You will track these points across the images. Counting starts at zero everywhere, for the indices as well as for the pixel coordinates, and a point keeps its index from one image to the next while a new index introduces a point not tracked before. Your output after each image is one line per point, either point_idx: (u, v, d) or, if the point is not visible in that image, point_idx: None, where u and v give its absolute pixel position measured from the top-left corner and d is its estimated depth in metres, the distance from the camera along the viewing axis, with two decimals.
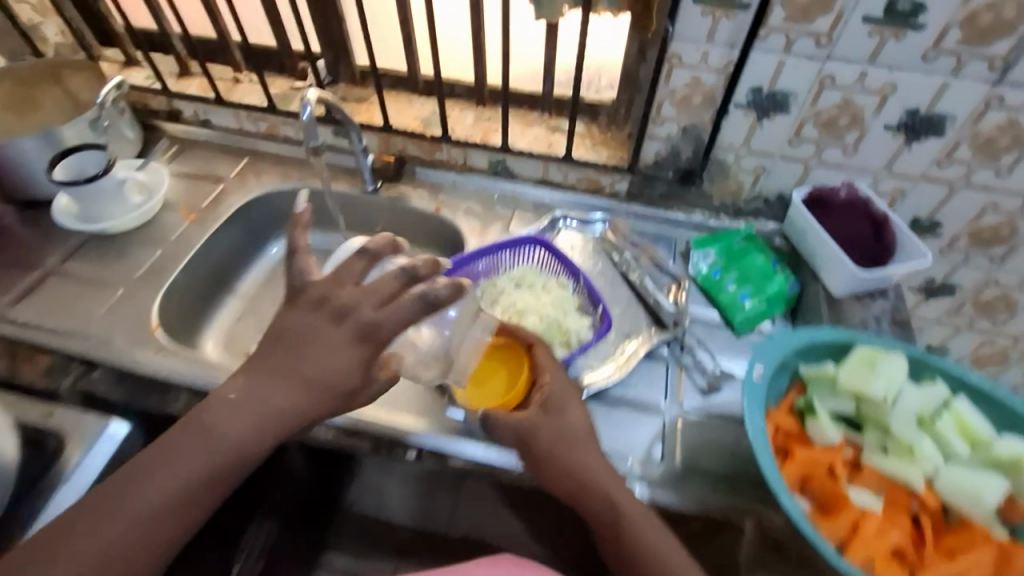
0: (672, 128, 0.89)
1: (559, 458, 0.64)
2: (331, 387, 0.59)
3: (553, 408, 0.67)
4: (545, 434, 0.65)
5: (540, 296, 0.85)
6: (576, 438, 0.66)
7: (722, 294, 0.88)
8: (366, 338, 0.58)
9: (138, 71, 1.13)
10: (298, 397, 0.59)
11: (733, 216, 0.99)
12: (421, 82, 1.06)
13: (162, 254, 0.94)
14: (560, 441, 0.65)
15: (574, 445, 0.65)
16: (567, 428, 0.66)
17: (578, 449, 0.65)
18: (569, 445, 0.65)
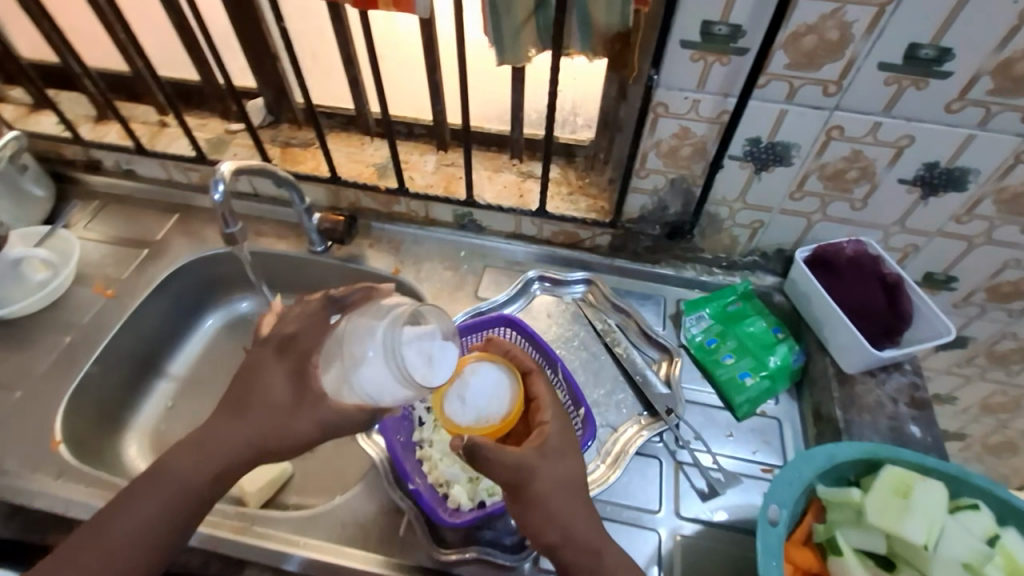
0: (659, 180, 0.78)
1: (550, 509, 0.54)
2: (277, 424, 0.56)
3: (553, 451, 0.56)
4: (541, 479, 0.54)
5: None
6: (572, 487, 0.56)
7: (719, 370, 0.77)
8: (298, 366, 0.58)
9: (48, 116, 0.98)
10: (251, 430, 0.56)
11: (727, 270, 0.88)
12: (374, 123, 0.93)
13: (71, 343, 0.81)
14: (556, 491, 0.55)
15: (570, 495, 0.55)
16: (566, 475, 0.56)
17: (575, 498, 0.55)
18: (564, 494, 0.55)
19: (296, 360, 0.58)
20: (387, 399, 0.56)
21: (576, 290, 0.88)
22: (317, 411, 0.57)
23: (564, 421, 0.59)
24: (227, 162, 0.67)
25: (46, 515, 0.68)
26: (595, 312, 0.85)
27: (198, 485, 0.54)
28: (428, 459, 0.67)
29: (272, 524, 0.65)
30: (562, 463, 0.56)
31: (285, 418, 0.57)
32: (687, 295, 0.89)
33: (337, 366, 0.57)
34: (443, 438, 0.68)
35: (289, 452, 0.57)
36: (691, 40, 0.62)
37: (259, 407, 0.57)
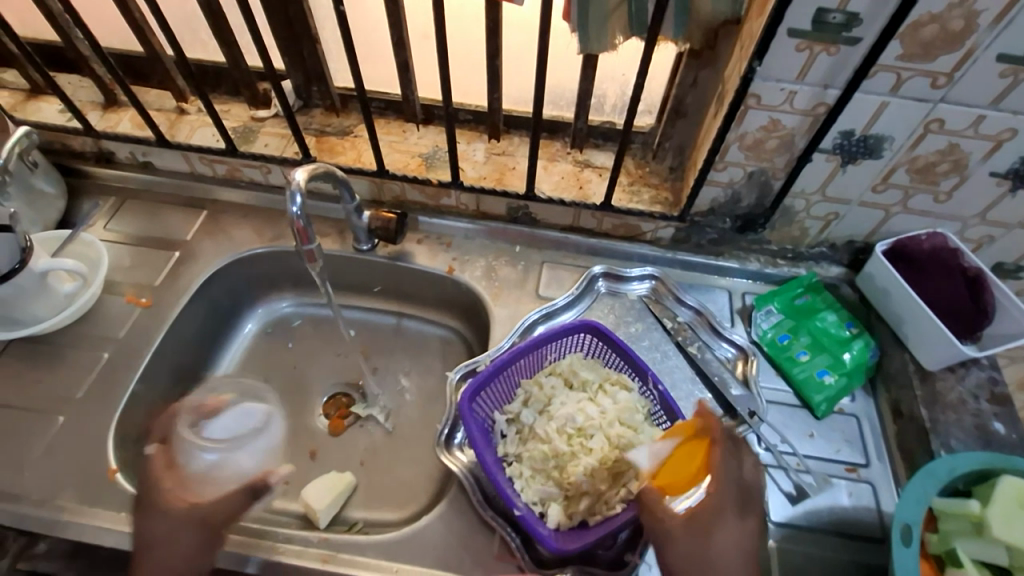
0: (737, 173, 0.74)
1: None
2: (169, 517, 0.56)
3: (700, 523, 0.52)
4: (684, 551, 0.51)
5: (601, 405, 0.66)
6: (709, 569, 0.50)
7: (796, 368, 0.76)
8: (162, 507, 0.57)
9: (50, 102, 0.90)
10: (175, 546, 0.55)
11: (792, 261, 0.86)
12: (419, 109, 0.87)
13: (111, 360, 0.75)
14: (697, 567, 0.51)
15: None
16: (710, 554, 0.51)
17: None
18: (705, 570, 0.50)
19: (151, 492, 0.58)
20: (236, 471, 0.60)
21: (637, 288, 0.86)
22: (175, 517, 0.56)
23: (724, 499, 0.53)
24: (299, 169, 0.65)
25: (114, 554, 0.64)
26: (663, 309, 0.83)
27: None
28: (519, 476, 0.64)
29: (357, 549, 0.62)
30: (705, 539, 0.52)
31: (171, 537, 0.56)
32: (753, 288, 0.86)
33: (210, 481, 0.59)
34: (534, 454, 0.64)
35: (183, 558, 0.55)
36: (801, 28, 0.58)
37: (155, 541, 0.56)
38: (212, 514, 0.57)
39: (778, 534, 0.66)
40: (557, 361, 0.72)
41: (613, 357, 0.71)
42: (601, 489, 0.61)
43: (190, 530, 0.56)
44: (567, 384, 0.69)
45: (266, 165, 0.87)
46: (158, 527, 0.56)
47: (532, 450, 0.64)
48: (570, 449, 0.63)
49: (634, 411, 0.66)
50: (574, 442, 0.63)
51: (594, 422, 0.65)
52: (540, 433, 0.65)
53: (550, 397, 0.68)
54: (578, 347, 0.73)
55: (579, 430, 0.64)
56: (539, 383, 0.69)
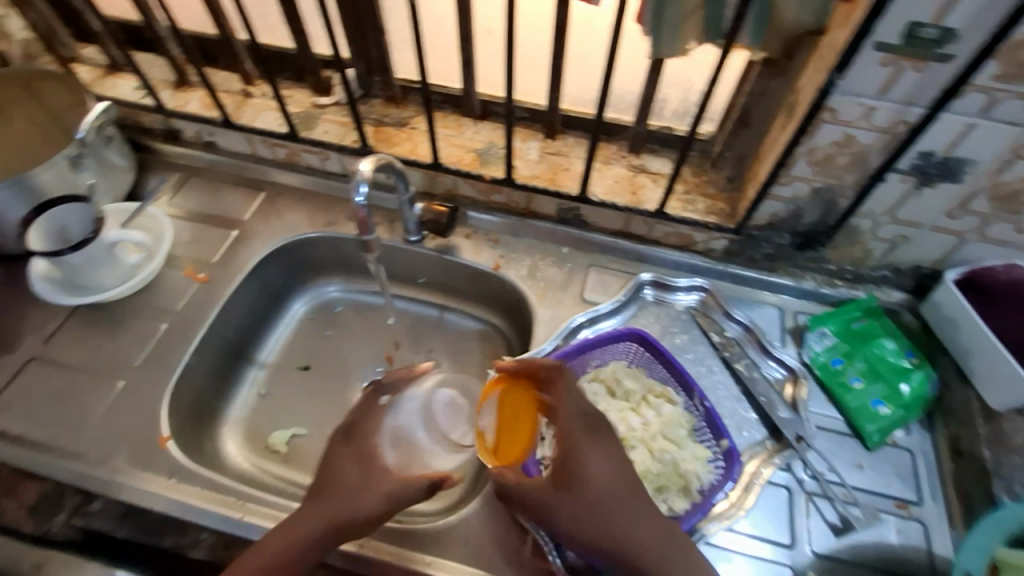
0: (801, 188, 0.72)
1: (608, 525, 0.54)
2: (376, 471, 0.59)
3: (567, 468, 0.55)
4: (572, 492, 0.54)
5: (644, 416, 0.69)
6: (600, 507, 0.54)
7: (849, 395, 0.73)
8: (362, 459, 0.60)
9: (127, 79, 0.94)
10: (361, 501, 0.57)
11: (851, 283, 0.82)
12: (477, 104, 0.87)
13: (168, 330, 0.78)
14: (586, 511, 0.53)
15: (602, 512, 0.54)
16: (590, 496, 0.54)
17: (610, 513, 0.54)
18: (590, 512, 0.53)
19: (358, 439, 0.62)
20: (418, 460, 0.64)
21: (686, 299, 0.84)
22: (376, 482, 0.58)
23: (573, 430, 0.57)
24: (365, 159, 0.65)
25: (161, 519, 0.67)
26: (710, 322, 0.82)
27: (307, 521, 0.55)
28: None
29: (394, 536, 0.63)
30: (584, 486, 0.54)
31: (356, 493, 0.57)
32: (807, 308, 0.83)
33: (397, 453, 0.63)
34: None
35: (355, 516, 0.56)
36: (889, 41, 0.55)
37: (344, 484, 0.58)
38: (396, 494, 0.58)
39: (820, 566, 0.64)
40: (601, 368, 0.72)
41: (660, 369, 0.71)
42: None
43: (376, 494, 0.57)
44: (610, 393, 0.71)
45: (325, 152, 0.89)
46: (355, 472, 0.59)
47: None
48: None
49: (676, 426, 0.68)
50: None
51: (636, 433, 0.68)
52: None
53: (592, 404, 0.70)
54: (623, 355, 0.74)
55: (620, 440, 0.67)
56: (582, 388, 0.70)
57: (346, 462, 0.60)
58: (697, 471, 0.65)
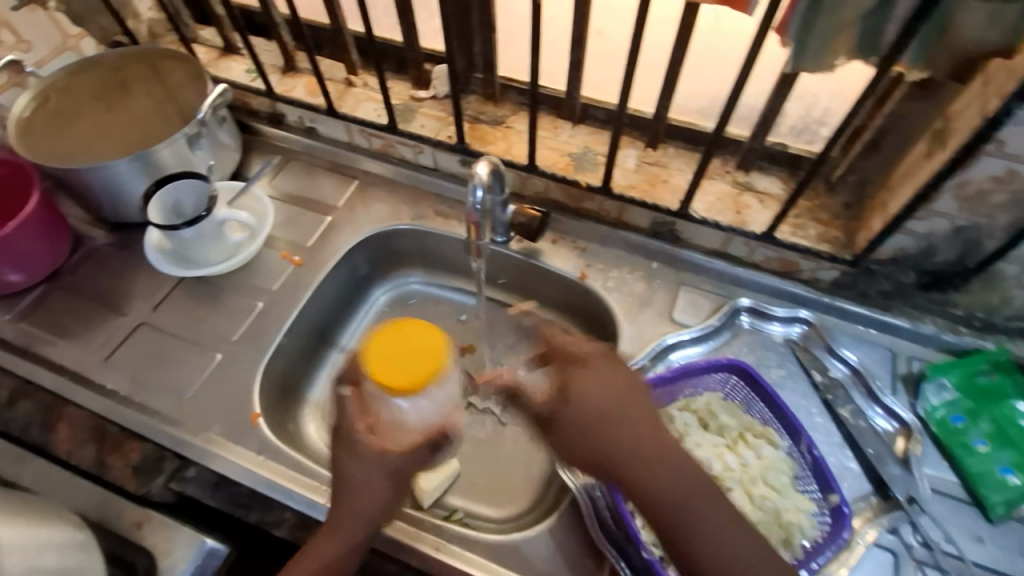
0: (939, 224, 0.65)
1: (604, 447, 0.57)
2: (377, 459, 0.59)
3: (573, 391, 0.58)
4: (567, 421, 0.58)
5: (742, 457, 0.64)
6: (613, 420, 0.57)
7: (970, 458, 0.66)
8: (349, 447, 0.59)
9: (238, 62, 0.97)
10: (379, 488, 0.59)
11: (979, 331, 0.74)
12: (578, 108, 0.84)
13: (263, 309, 0.81)
14: (594, 420, 0.57)
15: (606, 421, 0.57)
16: (587, 412, 0.57)
17: (614, 425, 0.56)
18: (591, 421, 0.57)
19: (339, 437, 0.60)
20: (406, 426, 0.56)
21: (786, 330, 0.78)
22: (383, 464, 0.59)
23: (560, 359, 0.61)
24: (480, 162, 0.66)
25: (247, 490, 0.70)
26: (811, 358, 0.76)
27: (344, 523, 0.59)
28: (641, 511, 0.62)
29: (469, 543, 0.63)
30: (585, 400, 0.57)
31: (367, 486, 0.59)
32: (923, 353, 0.75)
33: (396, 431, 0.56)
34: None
35: (373, 503, 0.59)
36: None
37: (356, 484, 0.59)
38: (402, 465, 0.60)
39: None
40: (693, 398, 0.69)
41: (760, 406, 0.68)
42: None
43: (385, 474, 0.59)
44: (703, 425, 0.67)
45: (420, 146, 0.89)
46: (353, 467, 0.59)
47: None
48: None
49: (779, 472, 0.63)
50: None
51: (732, 473, 0.64)
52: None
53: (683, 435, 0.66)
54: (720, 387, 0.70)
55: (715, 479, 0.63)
56: (672, 416, 0.67)
57: (338, 460, 0.60)
58: (801, 523, 0.60)
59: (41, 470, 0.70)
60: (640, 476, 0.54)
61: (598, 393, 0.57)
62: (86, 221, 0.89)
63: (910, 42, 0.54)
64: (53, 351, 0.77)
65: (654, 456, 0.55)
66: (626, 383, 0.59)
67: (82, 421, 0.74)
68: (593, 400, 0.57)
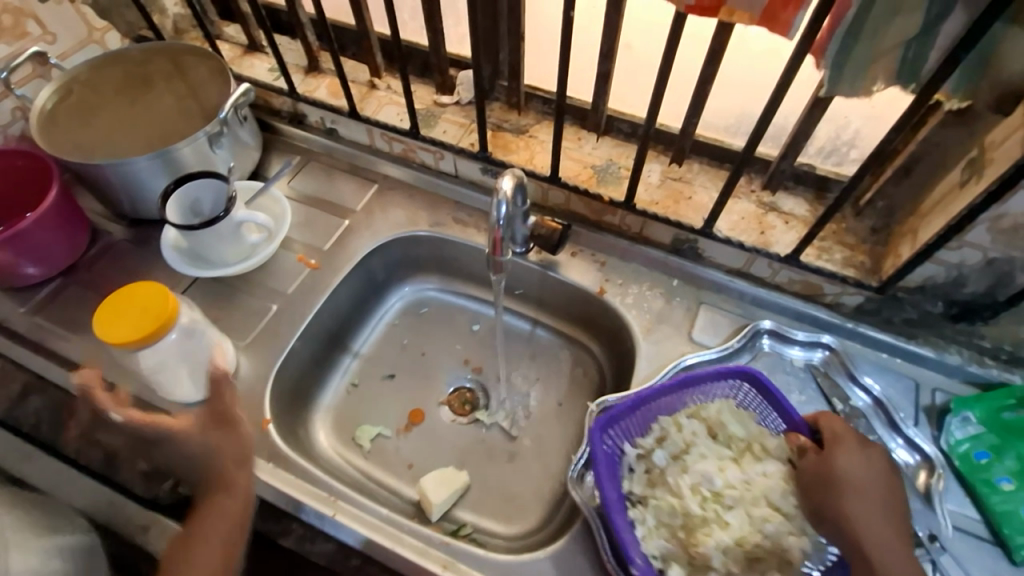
0: (972, 255, 0.63)
1: (848, 517, 0.57)
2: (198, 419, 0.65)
3: (819, 462, 0.61)
4: (850, 507, 0.57)
5: (746, 473, 0.64)
6: (875, 496, 0.58)
7: (993, 496, 0.64)
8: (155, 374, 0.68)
9: (262, 60, 0.97)
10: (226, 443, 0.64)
11: (1005, 364, 0.72)
12: (604, 120, 0.83)
13: (278, 313, 0.81)
14: (868, 500, 0.57)
15: (862, 495, 0.57)
16: (874, 483, 0.58)
17: (872, 506, 0.57)
18: (864, 504, 0.57)
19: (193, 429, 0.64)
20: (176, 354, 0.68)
21: (807, 355, 0.77)
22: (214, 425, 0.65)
23: (832, 438, 0.62)
24: (505, 175, 0.65)
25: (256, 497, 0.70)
26: (833, 385, 0.74)
27: (230, 498, 0.62)
28: (641, 521, 0.63)
29: (476, 562, 0.63)
30: (849, 470, 0.59)
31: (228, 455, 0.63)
32: (948, 384, 0.74)
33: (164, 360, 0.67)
34: (662, 505, 0.63)
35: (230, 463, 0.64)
36: None
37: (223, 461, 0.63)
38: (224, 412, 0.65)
39: None
40: (702, 405, 0.70)
41: (769, 412, 0.69)
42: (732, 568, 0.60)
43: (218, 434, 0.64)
44: (711, 435, 0.67)
45: (441, 152, 0.88)
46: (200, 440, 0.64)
47: (661, 500, 0.63)
48: (702, 513, 0.61)
49: (788, 493, 0.62)
50: (708, 507, 0.62)
51: (735, 490, 0.63)
52: (671, 484, 0.64)
53: (687, 445, 0.66)
54: (732, 393, 0.71)
55: (715, 495, 0.63)
56: (678, 424, 0.68)
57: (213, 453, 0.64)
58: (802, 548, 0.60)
59: None
60: (878, 552, 0.54)
61: (850, 469, 0.59)
62: (104, 215, 0.89)
63: (953, 70, 0.52)
64: (64, 346, 0.77)
65: (896, 538, 0.55)
66: (875, 457, 0.60)
67: (93, 420, 0.74)
68: (861, 476, 0.58)
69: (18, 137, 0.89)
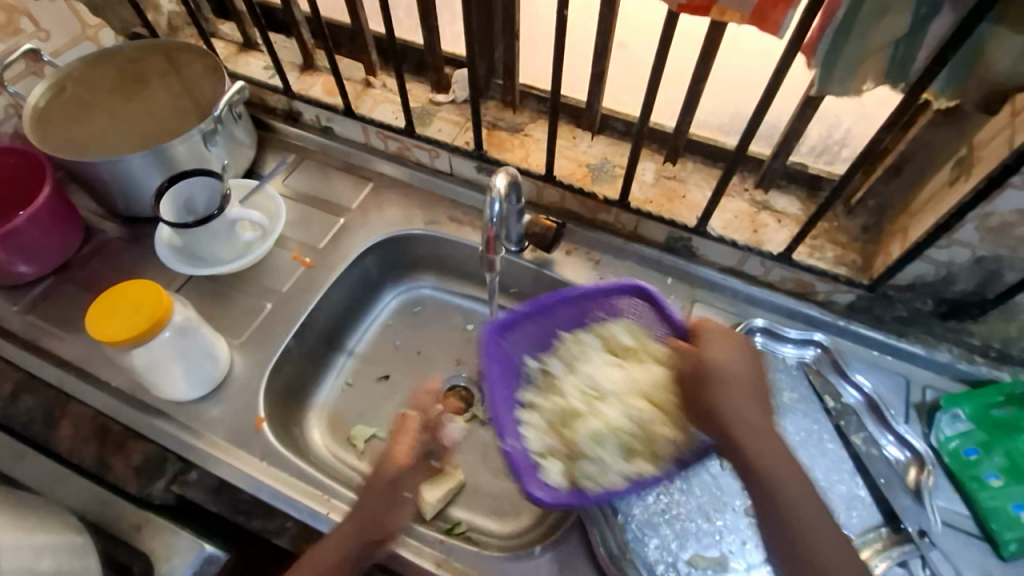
0: (961, 254, 0.64)
1: (717, 409, 0.58)
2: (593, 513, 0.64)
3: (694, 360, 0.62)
4: (719, 398, 0.58)
5: (629, 375, 0.71)
6: (743, 388, 0.59)
7: (982, 491, 0.65)
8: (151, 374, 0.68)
9: (257, 58, 0.97)
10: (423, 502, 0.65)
11: (994, 361, 0.72)
12: (598, 119, 0.84)
13: (272, 311, 0.81)
14: (737, 393, 0.58)
15: (732, 388, 0.59)
16: (743, 378, 0.59)
17: (740, 399, 0.58)
18: (734, 395, 0.58)
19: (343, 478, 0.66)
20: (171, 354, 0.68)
21: (799, 353, 0.77)
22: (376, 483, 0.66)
23: (707, 338, 0.63)
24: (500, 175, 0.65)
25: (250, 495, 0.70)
26: (824, 382, 0.75)
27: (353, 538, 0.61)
28: (532, 422, 0.71)
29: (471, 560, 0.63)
30: (718, 365, 0.60)
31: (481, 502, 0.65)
32: (938, 381, 0.74)
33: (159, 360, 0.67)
34: (552, 406, 0.72)
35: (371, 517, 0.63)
36: None
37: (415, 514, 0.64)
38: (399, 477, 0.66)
39: None
40: (600, 321, 0.76)
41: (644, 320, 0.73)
42: (609, 455, 0.67)
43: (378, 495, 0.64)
44: (605, 346, 0.75)
45: (436, 150, 0.88)
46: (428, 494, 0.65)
47: (554, 402, 0.73)
48: (583, 407, 0.71)
49: (661, 388, 0.69)
50: (588, 402, 0.71)
51: (616, 389, 0.71)
52: (564, 387, 0.74)
53: (583, 354, 0.75)
54: (629, 309, 0.74)
55: (600, 393, 0.72)
56: (577, 339, 0.75)
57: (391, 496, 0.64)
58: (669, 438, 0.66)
59: (43, 467, 0.70)
60: (746, 443, 0.55)
61: (721, 363, 0.60)
62: (97, 213, 0.89)
63: (940, 70, 0.53)
64: (57, 345, 0.77)
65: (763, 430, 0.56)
66: (752, 357, 0.61)
67: (86, 418, 0.74)
68: (733, 370, 0.60)
69: (11, 135, 0.89)
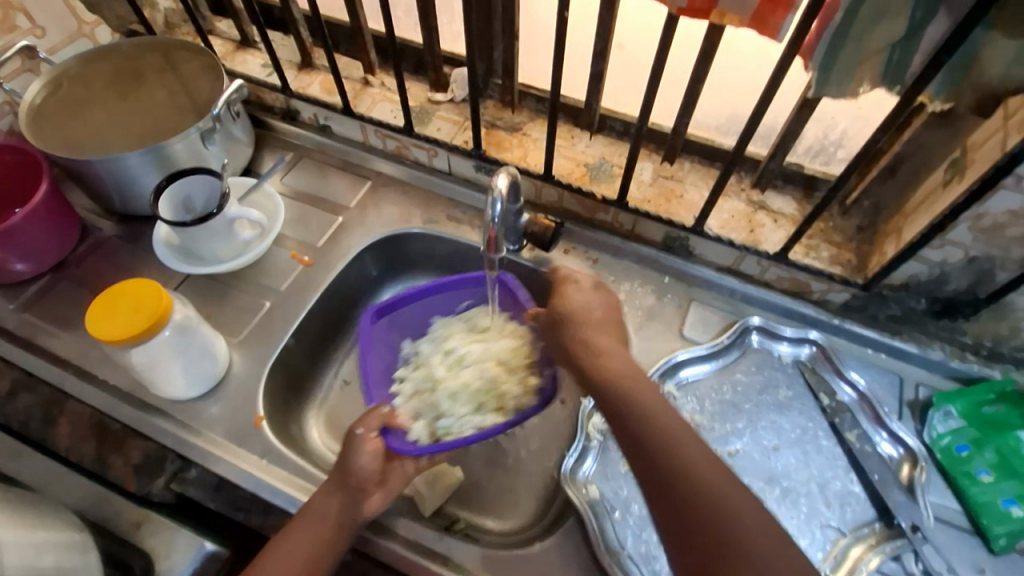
0: (954, 253, 0.65)
1: (577, 340, 0.63)
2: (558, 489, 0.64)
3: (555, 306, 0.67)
4: (576, 333, 0.63)
5: (484, 343, 0.75)
6: (601, 326, 0.64)
7: (972, 487, 0.66)
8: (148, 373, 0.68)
9: (255, 56, 0.97)
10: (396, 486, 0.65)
11: (985, 360, 0.74)
12: (597, 118, 0.84)
13: (271, 309, 0.81)
14: (591, 329, 0.63)
15: (588, 324, 0.64)
16: (600, 318, 0.65)
17: (596, 333, 0.63)
18: (590, 330, 0.63)
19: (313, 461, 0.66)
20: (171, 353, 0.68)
21: (795, 351, 0.78)
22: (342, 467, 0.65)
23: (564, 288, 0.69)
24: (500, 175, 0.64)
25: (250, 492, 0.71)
26: (820, 381, 0.76)
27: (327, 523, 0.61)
28: (401, 392, 0.73)
29: None
30: (580, 309, 0.65)
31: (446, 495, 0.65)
32: (931, 379, 0.76)
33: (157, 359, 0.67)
34: (416, 375, 0.74)
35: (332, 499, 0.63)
36: None
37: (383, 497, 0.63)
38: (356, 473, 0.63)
39: None
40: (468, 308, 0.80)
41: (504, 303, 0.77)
42: (461, 408, 0.70)
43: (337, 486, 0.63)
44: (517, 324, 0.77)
45: (435, 149, 0.88)
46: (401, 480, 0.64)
47: (416, 372, 0.75)
48: (442, 372, 0.73)
49: (517, 354, 0.73)
50: (447, 367, 0.74)
51: (472, 356, 0.74)
52: (429, 362, 0.75)
53: (447, 334, 0.78)
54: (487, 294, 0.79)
55: (457, 359, 0.74)
56: (446, 323, 0.79)
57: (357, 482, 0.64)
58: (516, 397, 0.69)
59: (40, 465, 0.70)
60: (610, 371, 0.59)
61: (573, 303, 0.66)
62: (94, 211, 0.88)
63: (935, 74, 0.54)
64: (55, 343, 0.77)
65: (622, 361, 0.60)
66: (603, 299, 0.67)
67: (84, 417, 0.74)
68: (586, 309, 0.65)
69: (6, 133, 0.88)
